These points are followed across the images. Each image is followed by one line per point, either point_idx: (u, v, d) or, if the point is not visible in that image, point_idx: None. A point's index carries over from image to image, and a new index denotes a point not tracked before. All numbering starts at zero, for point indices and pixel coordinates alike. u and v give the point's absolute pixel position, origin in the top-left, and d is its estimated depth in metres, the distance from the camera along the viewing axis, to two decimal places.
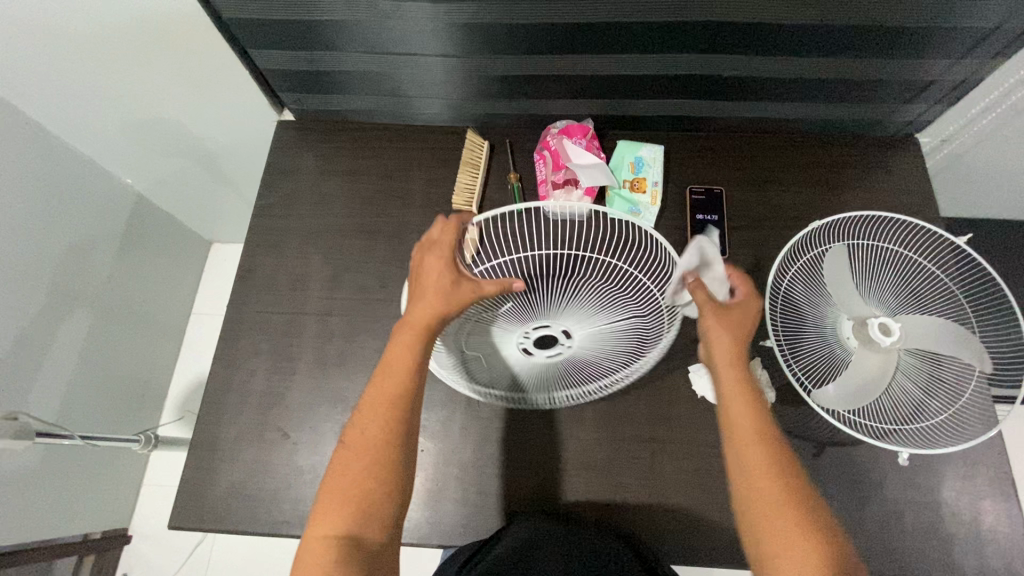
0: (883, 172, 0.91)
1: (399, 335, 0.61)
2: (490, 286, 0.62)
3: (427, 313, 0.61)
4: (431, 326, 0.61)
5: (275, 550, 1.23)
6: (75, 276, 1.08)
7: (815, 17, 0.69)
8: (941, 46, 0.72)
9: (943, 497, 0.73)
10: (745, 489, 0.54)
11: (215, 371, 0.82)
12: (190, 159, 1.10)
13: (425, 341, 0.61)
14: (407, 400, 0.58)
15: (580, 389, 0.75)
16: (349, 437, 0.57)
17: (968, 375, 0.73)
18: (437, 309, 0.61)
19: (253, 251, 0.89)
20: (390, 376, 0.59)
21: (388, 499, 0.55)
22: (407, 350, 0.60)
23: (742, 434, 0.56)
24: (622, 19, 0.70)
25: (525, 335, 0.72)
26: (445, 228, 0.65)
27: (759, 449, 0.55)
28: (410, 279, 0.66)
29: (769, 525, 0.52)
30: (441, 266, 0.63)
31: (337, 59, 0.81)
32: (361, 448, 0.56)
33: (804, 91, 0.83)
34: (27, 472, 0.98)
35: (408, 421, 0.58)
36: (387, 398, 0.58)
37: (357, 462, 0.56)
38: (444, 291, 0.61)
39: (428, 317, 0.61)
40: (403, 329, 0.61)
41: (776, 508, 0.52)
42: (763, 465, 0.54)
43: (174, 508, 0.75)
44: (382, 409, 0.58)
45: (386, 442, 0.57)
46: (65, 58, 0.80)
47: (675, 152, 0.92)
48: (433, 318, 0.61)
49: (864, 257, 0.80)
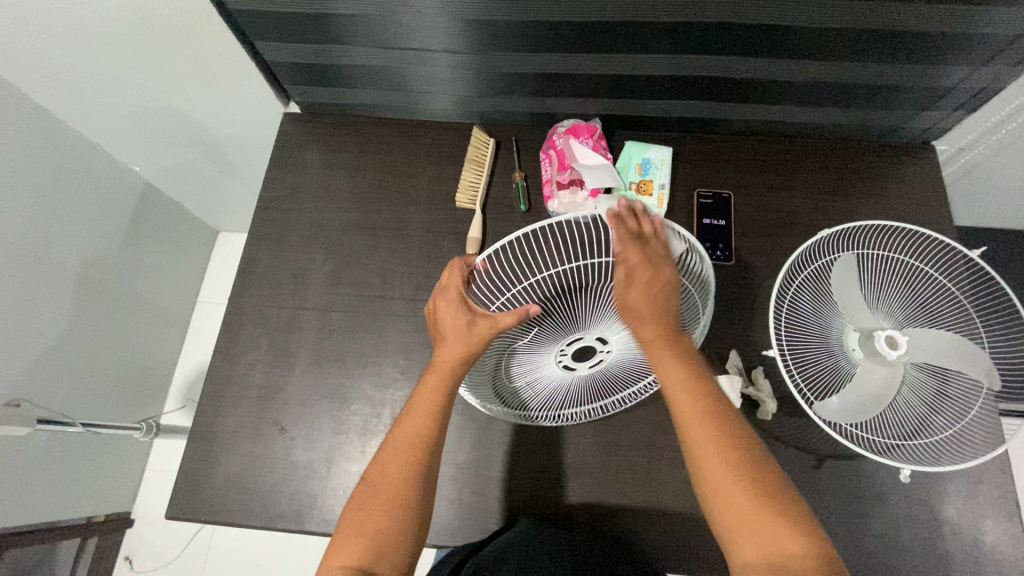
0: (897, 179, 0.89)
1: (428, 381, 0.64)
2: (506, 318, 0.61)
3: (450, 357, 0.63)
4: (455, 368, 0.63)
5: (271, 539, 1.25)
6: (82, 261, 1.08)
7: (831, 21, 0.67)
8: (962, 53, 0.70)
9: (945, 514, 0.72)
10: (699, 471, 0.56)
11: (215, 363, 0.82)
12: (198, 149, 1.10)
13: (449, 383, 0.63)
14: (430, 443, 0.61)
15: (627, 393, 0.77)
16: (370, 476, 0.59)
17: (976, 392, 0.72)
18: (458, 350, 0.63)
19: (255, 244, 0.88)
20: (415, 415, 0.62)
21: (404, 534, 0.56)
22: (431, 393, 0.63)
23: (682, 411, 0.59)
24: (633, 18, 0.68)
25: (561, 353, 0.70)
26: (455, 275, 0.66)
27: (699, 425, 0.57)
28: (431, 323, 0.68)
29: (722, 498, 0.54)
30: (455, 310, 0.64)
31: (344, 52, 0.81)
32: (384, 485, 0.58)
33: (818, 95, 0.81)
34: (32, 455, 0.99)
35: (428, 465, 0.60)
36: (413, 437, 0.61)
37: (374, 498, 0.57)
38: (463, 334, 0.62)
39: (452, 362, 0.63)
40: (431, 375, 0.64)
41: (727, 480, 0.54)
42: (705, 442, 0.56)
43: (171, 499, 0.75)
44: (404, 449, 0.60)
45: (409, 481, 0.58)
46: (74, 46, 0.80)
47: (684, 154, 0.91)
48: (457, 362, 0.62)
49: (874, 267, 0.78)
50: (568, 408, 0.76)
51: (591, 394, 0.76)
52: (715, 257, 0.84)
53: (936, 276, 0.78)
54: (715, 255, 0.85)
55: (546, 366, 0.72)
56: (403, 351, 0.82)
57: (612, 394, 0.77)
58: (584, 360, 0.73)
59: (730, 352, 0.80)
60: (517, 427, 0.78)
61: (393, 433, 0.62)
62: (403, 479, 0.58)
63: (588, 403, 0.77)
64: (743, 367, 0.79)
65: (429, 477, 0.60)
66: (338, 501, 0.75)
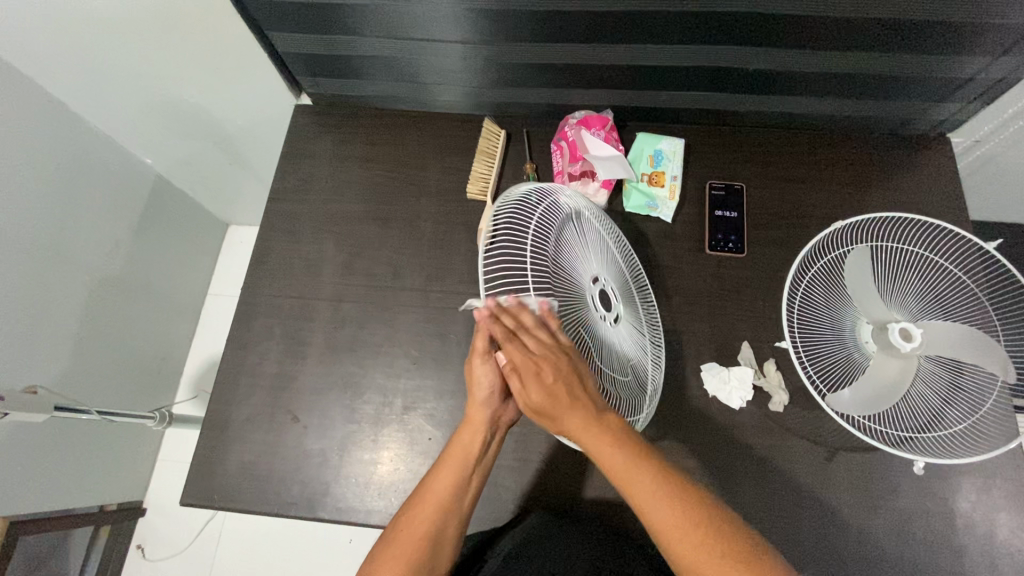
0: (912, 172, 0.88)
1: (461, 435, 0.65)
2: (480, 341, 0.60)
3: (480, 412, 0.64)
4: (489, 422, 0.65)
5: (280, 529, 1.26)
6: (95, 251, 1.09)
7: (846, 12, 0.67)
8: (978, 43, 0.70)
9: (958, 508, 0.72)
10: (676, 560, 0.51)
11: (229, 352, 0.83)
12: (208, 141, 1.11)
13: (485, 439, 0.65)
14: (448, 506, 0.63)
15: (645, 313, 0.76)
16: (390, 533, 0.61)
17: (991, 384, 0.71)
18: (493, 408, 0.65)
19: (268, 234, 0.89)
20: (440, 478, 0.64)
21: None
22: (464, 447, 0.64)
23: (669, 525, 0.51)
24: (645, 8, 0.68)
25: (601, 316, 0.66)
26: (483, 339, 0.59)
27: (664, 510, 0.52)
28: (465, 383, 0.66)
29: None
30: (491, 367, 0.62)
31: (356, 43, 0.81)
32: (397, 545, 0.60)
33: (833, 86, 0.80)
34: (48, 443, 1.01)
35: (445, 529, 0.62)
36: (433, 503, 0.62)
37: (402, 546, 0.59)
38: (488, 393, 0.63)
39: (484, 418, 0.65)
40: (465, 428, 0.65)
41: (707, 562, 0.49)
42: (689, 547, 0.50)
43: (187, 485, 0.76)
44: (436, 500, 0.62)
45: (421, 543, 0.60)
46: (87, 37, 0.81)
47: (696, 145, 0.90)
48: (489, 414, 0.64)
49: (888, 260, 0.77)
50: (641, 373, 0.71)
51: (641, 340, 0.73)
52: (726, 248, 0.84)
53: (950, 268, 0.77)
54: (727, 246, 0.84)
55: (610, 340, 0.67)
56: (414, 342, 0.82)
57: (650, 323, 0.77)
58: (610, 306, 0.69)
59: (742, 344, 0.80)
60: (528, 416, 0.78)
61: (426, 484, 0.63)
62: (435, 526, 0.61)
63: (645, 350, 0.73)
64: (755, 359, 0.79)
65: (444, 544, 0.62)
66: (350, 490, 0.76)
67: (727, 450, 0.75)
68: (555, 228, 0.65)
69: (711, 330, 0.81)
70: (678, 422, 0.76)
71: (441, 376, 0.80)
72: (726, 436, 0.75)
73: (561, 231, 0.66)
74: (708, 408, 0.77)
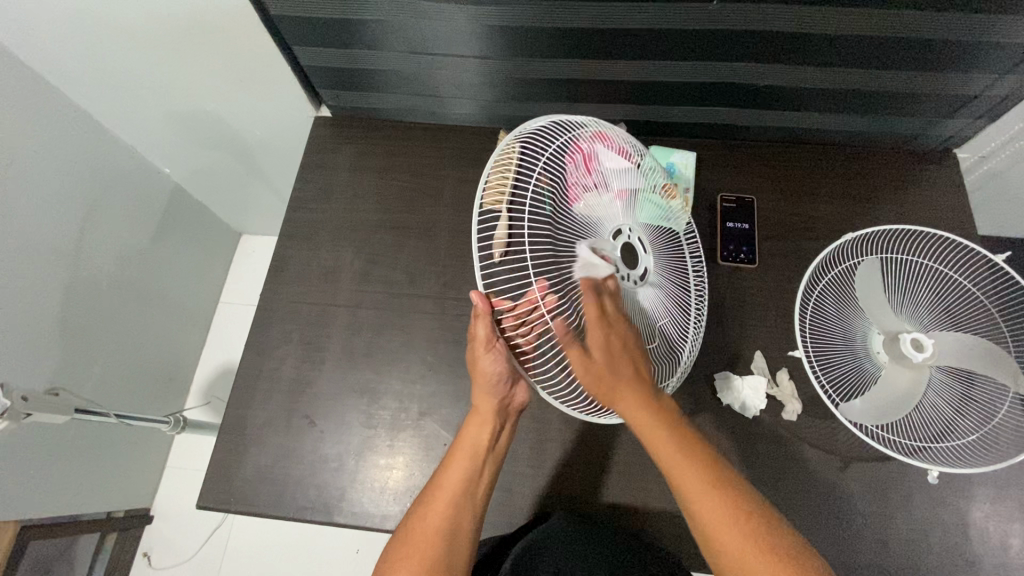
0: (919, 187, 0.90)
1: (470, 427, 0.69)
2: (482, 328, 0.64)
3: (486, 401, 0.69)
4: (496, 414, 0.69)
5: (289, 534, 1.26)
6: (114, 255, 1.11)
7: (856, 31, 0.69)
8: (985, 62, 0.72)
9: (972, 518, 0.72)
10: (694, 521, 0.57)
11: (247, 357, 0.84)
12: (227, 151, 1.13)
13: (493, 428, 0.69)
14: (466, 497, 0.64)
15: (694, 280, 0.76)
16: (413, 525, 0.62)
17: (1002, 396, 0.72)
18: (498, 396, 0.69)
19: (287, 242, 0.90)
20: (454, 472, 0.65)
21: None
22: (473, 439, 0.67)
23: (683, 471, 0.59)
24: (661, 27, 0.71)
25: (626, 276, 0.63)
26: (483, 326, 0.63)
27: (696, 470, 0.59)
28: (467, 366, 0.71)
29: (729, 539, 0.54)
30: (495, 355, 0.66)
31: (377, 57, 0.83)
32: (422, 539, 0.60)
33: (843, 102, 0.82)
34: (63, 445, 1.02)
35: (466, 523, 0.63)
36: (451, 496, 0.64)
37: (424, 538, 0.60)
38: (491, 380, 0.68)
39: (491, 408, 0.69)
40: (472, 421, 0.69)
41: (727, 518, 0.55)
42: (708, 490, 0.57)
43: (203, 489, 0.77)
44: (451, 490, 0.64)
45: (442, 539, 0.60)
46: (117, 46, 0.83)
47: (708, 159, 0.92)
48: (496, 404, 0.69)
49: (898, 273, 0.78)
50: (659, 357, 0.71)
51: (677, 303, 0.72)
52: (738, 259, 0.85)
53: (960, 280, 0.79)
54: (739, 258, 0.86)
55: (630, 297, 0.65)
56: (429, 348, 0.83)
57: (687, 291, 0.74)
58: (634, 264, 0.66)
59: (754, 353, 0.81)
60: (544, 422, 0.79)
61: (439, 478, 0.66)
62: (452, 515, 0.62)
63: (681, 317, 0.73)
64: (768, 368, 0.80)
65: (467, 535, 0.62)
66: (366, 494, 0.76)
67: (741, 458, 0.75)
68: (560, 175, 0.67)
69: (723, 339, 0.81)
70: (693, 429, 0.77)
71: (457, 383, 0.81)
72: (740, 444, 0.76)
73: (566, 178, 0.67)
74: (722, 416, 0.77)
